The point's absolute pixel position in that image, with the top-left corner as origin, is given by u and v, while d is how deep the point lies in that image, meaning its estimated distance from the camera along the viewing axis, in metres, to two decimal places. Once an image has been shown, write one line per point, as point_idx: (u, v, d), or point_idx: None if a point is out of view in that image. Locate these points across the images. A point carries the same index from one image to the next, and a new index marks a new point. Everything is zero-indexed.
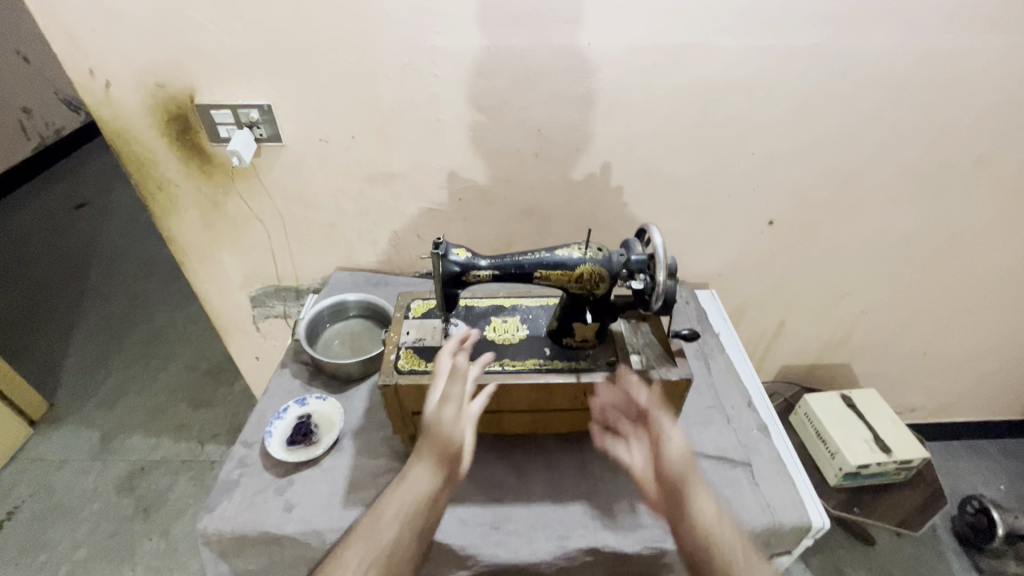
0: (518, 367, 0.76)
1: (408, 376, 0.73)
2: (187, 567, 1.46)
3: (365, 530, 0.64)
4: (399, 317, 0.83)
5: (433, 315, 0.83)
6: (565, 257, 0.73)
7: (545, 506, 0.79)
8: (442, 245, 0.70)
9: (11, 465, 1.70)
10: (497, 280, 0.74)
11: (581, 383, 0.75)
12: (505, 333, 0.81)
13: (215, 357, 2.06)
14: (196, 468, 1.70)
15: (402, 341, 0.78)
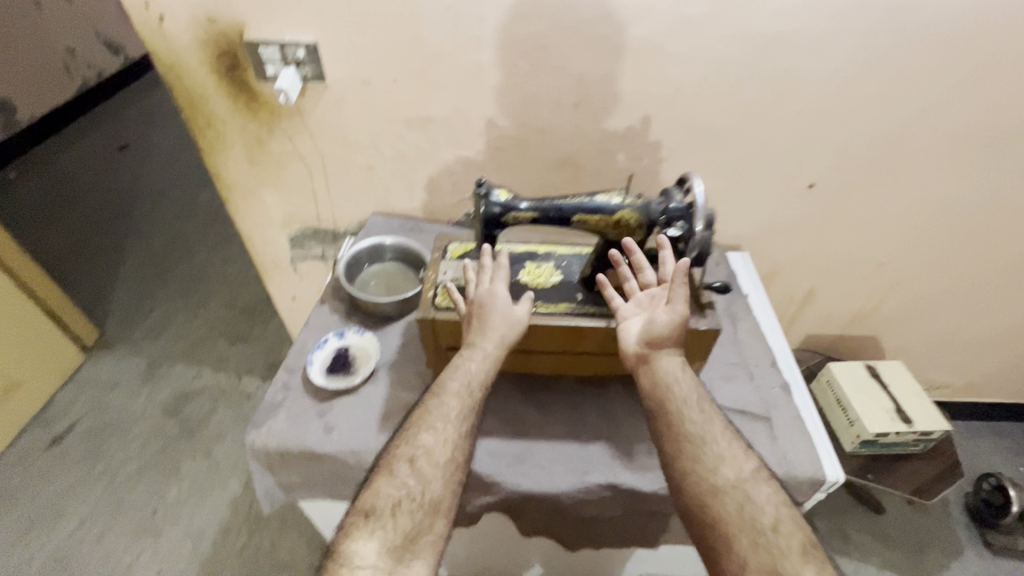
0: (551, 310, 0.78)
1: (444, 312, 0.77)
2: (227, 485, 1.58)
3: (439, 426, 0.69)
4: (436, 257, 0.85)
5: (470, 257, 0.85)
6: (604, 202, 0.74)
7: (567, 443, 0.83)
8: (483, 186, 0.73)
9: (68, 384, 1.83)
10: (536, 223, 0.76)
11: (611, 328, 0.77)
12: (540, 278, 0.83)
13: (251, 297, 2.15)
14: (235, 400, 1.80)
15: (440, 279, 0.82)
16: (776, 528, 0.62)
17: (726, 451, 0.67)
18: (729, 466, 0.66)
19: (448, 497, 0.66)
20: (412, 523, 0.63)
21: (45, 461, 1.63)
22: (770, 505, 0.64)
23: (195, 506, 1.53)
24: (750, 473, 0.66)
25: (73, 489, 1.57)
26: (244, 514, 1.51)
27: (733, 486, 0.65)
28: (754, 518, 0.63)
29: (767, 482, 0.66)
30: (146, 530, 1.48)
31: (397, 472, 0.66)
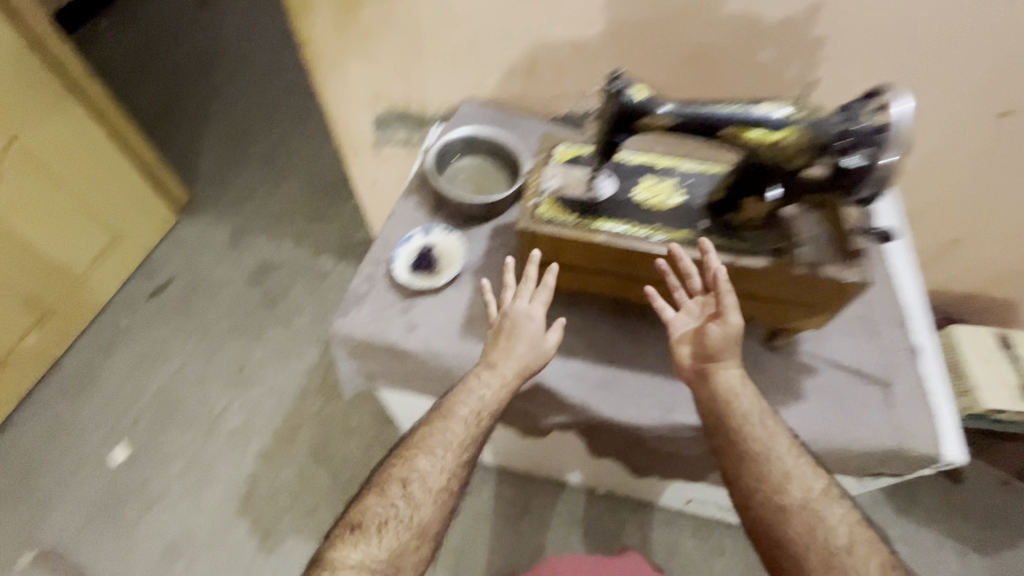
0: (668, 237, 0.68)
1: (548, 227, 0.68)
2: (305, 355, 1.70)
3: (440, 453, 0.72)
4: (541, 159, 0.75)
5: (580, 163, 0.74)
6: (767, 115, 0.60)
7: (656, 377, 0.79)
8: (617, 79, 0.60)
9: (164, 242, 1.95)
10: (672, 131, 0.63)
11: (737, 267, 0.66)
12: (658, 197, 0.71)
13: (329, 175, 2.14)
14: (312, 277, 1.87)
15: (543, 186, 0.72)
16: (850, 547, 0.65)
17: (798, 470, 0.69)
18: (801, 485, 0.68)
19: (436, 522, 0.71)
20: (397, 543, 0.68)
21: (149, 310, 1.80)
22: (842, 524, 0.67)
23: (278, 369, 1.67)
24: (820, 492, 0.68)
25: (174, 338, 1.74)
26: (320, 382, 1.64)
27: (804, 507, 0.67)
28: (828, 538, 0.66)
29: (837, 501, 0.68)
30: (237, 383, 1.64)
31: (389, 492, 0.71)
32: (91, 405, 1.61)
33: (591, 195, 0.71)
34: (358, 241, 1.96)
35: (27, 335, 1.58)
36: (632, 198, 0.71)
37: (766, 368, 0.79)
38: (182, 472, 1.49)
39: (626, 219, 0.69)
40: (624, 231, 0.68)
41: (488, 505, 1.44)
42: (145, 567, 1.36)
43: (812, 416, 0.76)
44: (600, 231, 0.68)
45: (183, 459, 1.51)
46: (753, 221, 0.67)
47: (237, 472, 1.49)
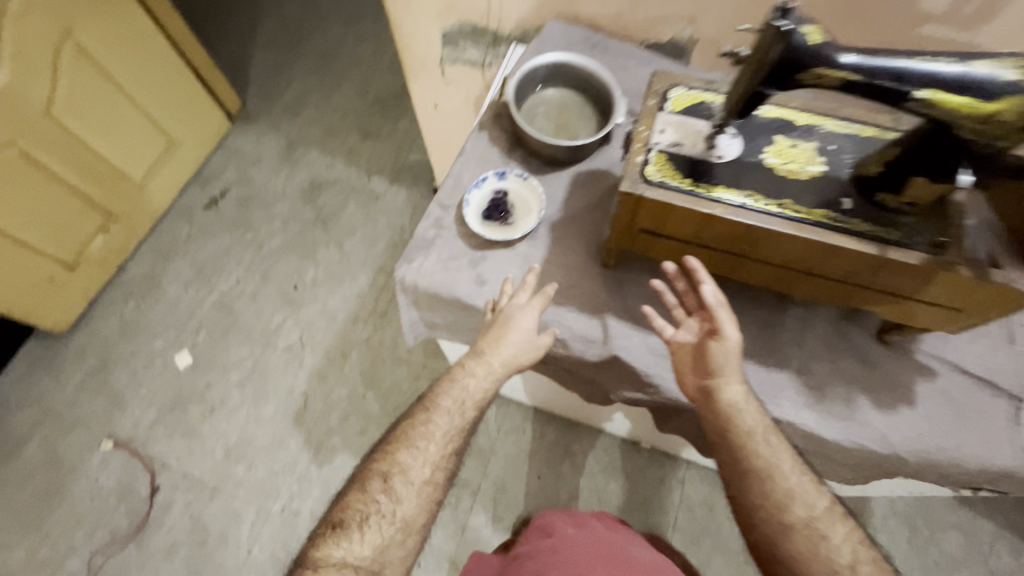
0: (803, 216, 0.56)
1: (658, 190, 0.58)
2: (357, 279, 1.68)
3: (424, 446, 0.74)
4: (651, 106, 0.63)
5: (699, 113, 0.62)
6: (984, 77, 0.49)
7: (746, 363, 0.72)
8: (788, 19, 0.48)
9: (218, 150, 1.92)
10: (847, 89, 0.52)
11: (882, 259, 0.55)
12: (793, 163, 0.60)
13: (383, 87, 2.02)
14: (364, 198, 1.82)
15: (653, 141, 0.61)
16: (854, 566, 0.62)
17: (799, 488, 0.65)
18: (804, 504, 0.65)
19: (421, 515, 0.72)
20: (381, 537, 0.69)
21: (206, 221, 1.80)
22: (846, 544, 0.63)
23: (330, 290, 1.67)
24: (822, 510, 0.65)
25: (230, 251, 1.75)
26: (371, 308, 1.64)
27: (806, 524, 0.64)
28: (831, 556, 0.62)
29: (840, 520, 0.65)
30: (291, 301, 1.66)
31: (372, 488, 0.71)
32: (156, 310, 1.67)
33: (710, 156, 0.60)
34: (412, 163, 1.87)
35: (95, 238, 1.61)
36: (760, 164, 0.59)
37: (876, 365, 0.71)
38: (242, 382, 1.56)
39: (750, 190, 0.58)
40: (749, 203, 0.57)
41: (531, 445, 1.46)
42: (211, 465, 1.46)
43: (925, 424, 0.68)
44: (717, 202, 0.57)
45: (242, 370, 1.57)
46: (913, 204, 0.58)
47: (292, 387, 1.54)
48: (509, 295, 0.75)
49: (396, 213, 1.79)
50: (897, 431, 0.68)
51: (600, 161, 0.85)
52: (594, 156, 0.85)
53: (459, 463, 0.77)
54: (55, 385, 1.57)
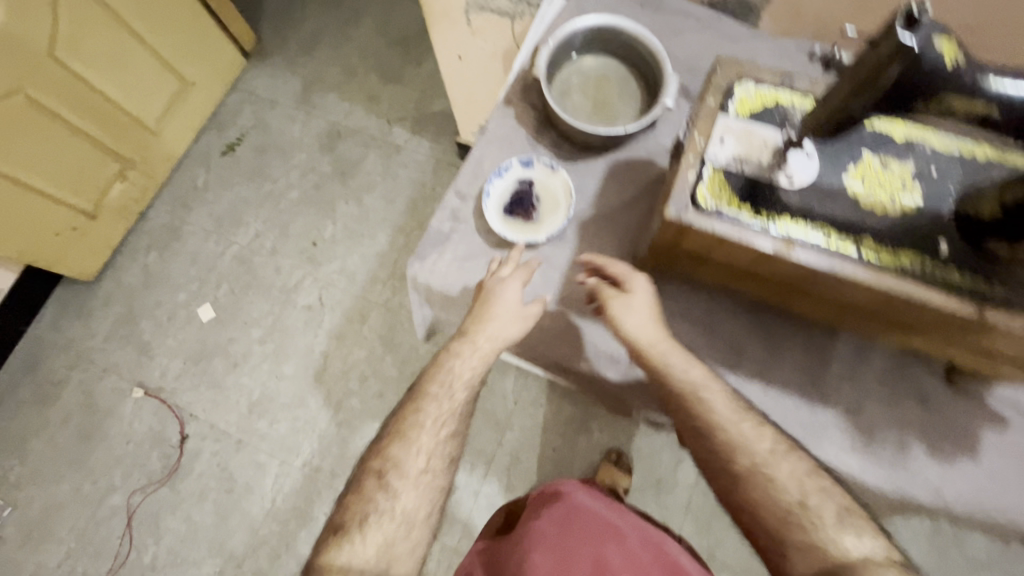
0: (881, 262, 0.50)
1: (706, 218, 0.51)
2: (376, 238, 1.63)
3: (416, 437, 0.71)
4: (712, 107, 0.54)
5: (769, 117, 0.53)
6: None
7: (787, 396, 0.65)
8: (922, 29, 0.40)
9: (234, 91, 1.82)
10: (972, 116, 0.46)
11: (972, 318, 0.49)
12: (882, 192, 0.52)
13: (406, 23, 1.85)
14: (384, 149, 1.72)
15: (710, 153, 0.53)
16: (803, 502, 0.59)
17: (742, 432, 0.61)
18: (744, 449, 0.61)
19: (422, 506, 0.71)
20: (383, 536, 0.68)
21: (224, 168, 1.74)
22: (792, 480, 0.60)
23: (349, 248, 1.63)
24: (765, 451, 0.60)
25: (249, 202, 1.70)
26: (390, 269, 1.60)
27: (750, 472, 0.60)
28: (777, 499, 0.59)
29: (786, 458, 0.60)
30: (309, 258, 1.63)
31: (369, 487, 0.71)
32: (178, 261, 1.66)
33: (777, 176, 0.52)
34: (436, 111, 1.74)
35: (114, 185, 1.58)
36: (838, 193, 0.52)
37: (937, 409, 0.63)
38: (263, 338, 1.56)
39: (824, 224, 0.51)
40: (821, 244, 0.51)
41: (547, 418, 1.44)
42: (236, 418, 1.50)
43: (987, 481, 0.60)
44: (783, 237, 0.51)
45: (263, 326, 1.57)
46: None
47: (312, 346, 1.55)
48: (492, 270, 0.69)
49: (417, 168, 1.69)
50: (952, 485, 0.61)
51: (640, 150, 0.74)
52: (634, 144, 0.74)
53: (457, 444, 0.74)
54: (87, 331, 1.60)
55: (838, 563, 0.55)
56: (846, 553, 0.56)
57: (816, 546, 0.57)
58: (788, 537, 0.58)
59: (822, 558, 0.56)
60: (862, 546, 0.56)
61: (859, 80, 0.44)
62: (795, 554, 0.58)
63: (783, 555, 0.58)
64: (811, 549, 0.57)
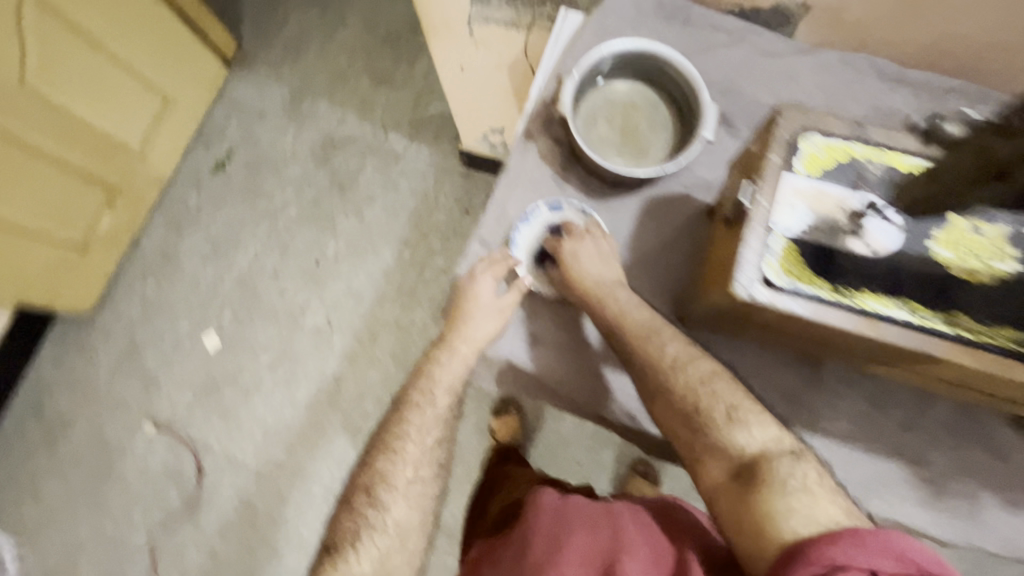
0: (974, 339, 0.50)
1: (781, 300, 0.51)
2: (380, 253, 1.57)
3: (401, 450, 0.72)
4: (775, 164, 0.53)
5: (842, 178, 0.53)
6: None
7: (848, 450, 0.62)
8: None
9: (218, 103, 1.73)
10: None
11: None
12: (969, 256, 0.51)
13: (394, 19, 1.74)
14: (382, 157, 1.64)
15: (778, 221, 0.52)
16: (700, 403, 0.59)
17: (651, 350, 0.62)
18: (651, 365, 0.61)
19: (414, 515, 0.73)
20: (379, 548, 0.70)
21: (216, 187, 1.67)
22: (690, 386, 0.60)
23: (354, 265, 1.57)
24: (666, 363, 0.61)
25: (245, 222, 1.63)
26: (398, 286, 1.54)
27: (658, 384, 0.61)
28: (681, 403, 0.60)
29: (685, 365, 0.61)
30: (313, 278, 1.57)
31: (360, 505, 0.72)
32: (176, 288, 1.60)
33: (853, 241, 0.52)
34: (433, 115, 1.66)
35: (103, 214, 1.51)
36: (925, 262, 0.51)
37: (1009, 458, 0.60)
38: (273, 364, 1.52)
39: (909, 297, 0.51)
40: (910, 319, 0.51)
41: (570, 431, 1.42)
42: (252, 448, 1.47)
43: None
44: (872, 317, 0.51)
45: (272, 351, 1.53)
46: None
47: (324, 370, 1.51)
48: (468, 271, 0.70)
49: (418, 176, 1.62)
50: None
51: (675, 186, 0.69)
52: (669, 179, 0.69)
53: (445, 453, 0.75)
54: (89, 367, 1.56)
55: (739, 460, 0.56)
56: (742, 449, 0.57)
57: (721, 448, 0.57)
58: (694, 439, 0.59)
59: (730, 459, 0.57)
60: (755, 442, 0.57)
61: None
62: (703, 456, 0.58)
63: (694, 457, 0.59)
64: (716, 449, 0.58)
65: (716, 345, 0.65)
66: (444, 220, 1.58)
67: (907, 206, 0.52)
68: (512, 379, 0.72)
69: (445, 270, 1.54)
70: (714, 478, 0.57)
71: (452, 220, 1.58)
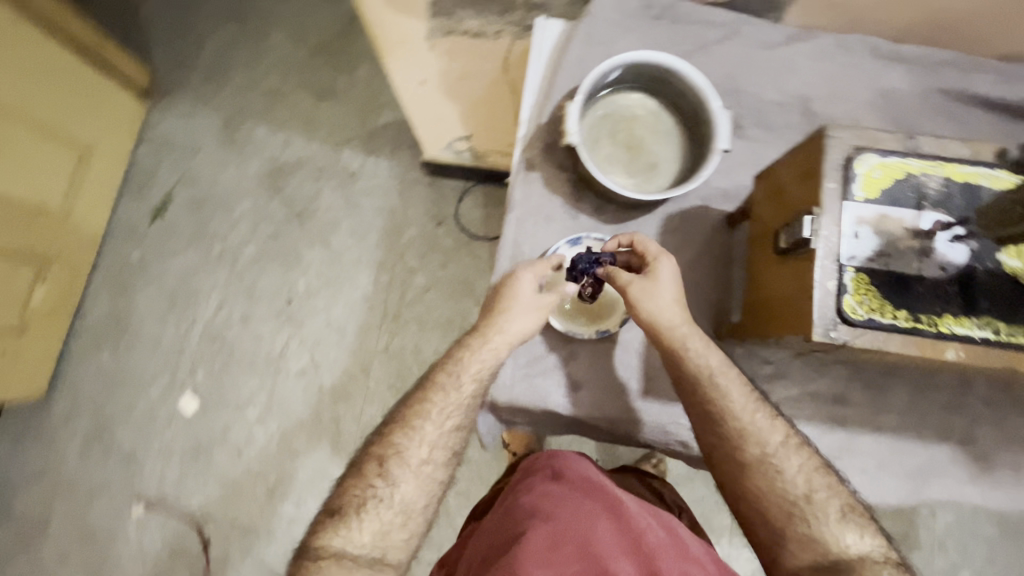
0: None
1: (865, 336, 0.49)
2: (357, 281, 1.48)
3: (419, 427, 0.67)
4: (833, 189, 0.51)
5: (899, 195, 0.51)
6: None
7: (903, 442, 0.67)
8: None
9: (143, 143, 1.56)
10: None
11: None
12: None
13: (323, 25, 1.61)
14: (338, 178, 1.53)
15: (846, 254, 0.50)
16: (810, 495, 0.60)
17: (754, 422, 0.63)
18: (756, 439, 0.62)
19: (422, 496, 0.66)
20: (380, 523, 0.64)
21: (160, 236, 1.52)
22: (801, 475, 0.61)
23: (330, 297, 1.48)
24: (777, 443, 0.62)
25: (200, 269, 1.50)
26: (382, 312, 1.47)
27: (761, 462, 0.62)
28: (786, 491, 0.61)
29: (797, 451, 0.62)
30: (289, 319, 1.47)
31: (368, 474, 0.66)
32: (137, 353, 1.47)
33: (924, 264, 0.50)
34: (386, 125, 1.55)
35: (34, 289, 1.34)
36: (994, 275, 0.50)
37: None
38: (262, 417, 1.43)
39: (990, 316, 0.49)
40: (991, 337, 0.49)
41: None
42: (258, 508, 1.38)
43: None
44: (951, 341, 0.49)
45: (258, 404, 1.43)
46: None
47: (319, 413, 1.42)
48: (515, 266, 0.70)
49: (381, 193, 1.52)
50: None
51: (691, 199, 0.73)
52: (687, 195, 0.73)
53: (462, 441, 0.68)
54: (55, 456, 1.42)
55: (836, 557, 0.58)
56: (846, 549, 0.58)
57: (817, 540, 0.59)
58: (790, 527, 0.60)
59: (822, 552, 0.58)
60: (862, 545, 0.59)
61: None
62: (793, 544, 0.60)
63: (779, 546, 0.60)
64: (812, 542, 0.59)
65: (760, 352, 0.70)
66: (418, 235, 1.50)
67: (989, 227, 0.50)
68: (554, 421, 0.73)
69: (429, 288, 1.48)
70: (798, 564, 0.59)
71: (426, 233, 1.50)
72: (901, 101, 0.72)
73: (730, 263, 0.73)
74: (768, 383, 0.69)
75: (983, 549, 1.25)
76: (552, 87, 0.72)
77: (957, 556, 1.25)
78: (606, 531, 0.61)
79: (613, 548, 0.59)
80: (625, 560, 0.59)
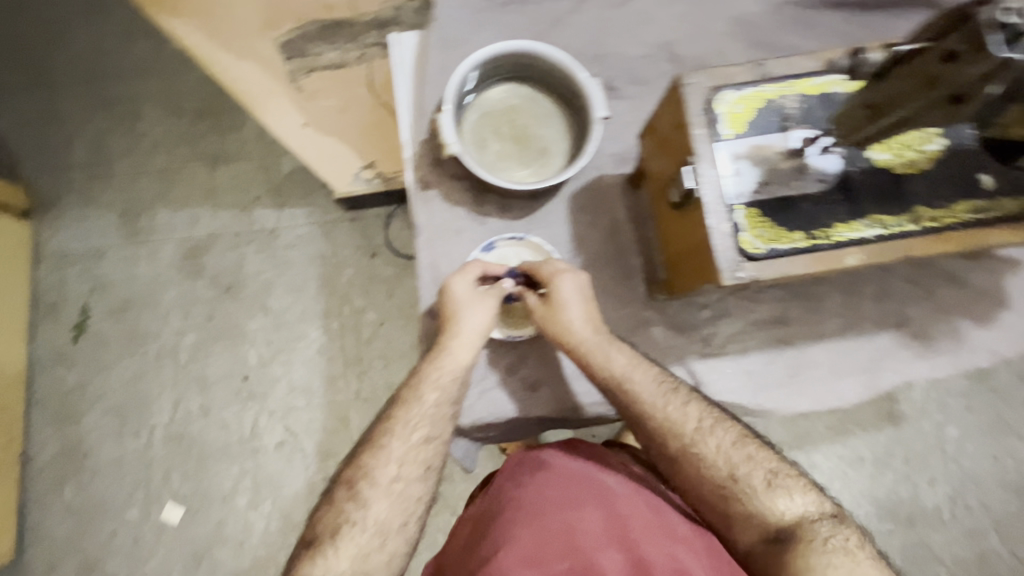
0: (941, 224, 0.51)
1: (773, 270, 0.51)
2: (307, 336, 1.44)
3: (387, 444, 0.64)
4: (703, 134, 0.52)
5: (766, 123, 0.53)
6: None
7: (846, 341, 0.70)
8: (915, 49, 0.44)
9: (41, 264, 1.46)
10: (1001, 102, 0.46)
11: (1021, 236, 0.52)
12: (907, 152, 0.53)
13: (195, 89, 1.53)
14: (258, 239, 1.47)
15: (731, 195, 0.52)
16: (734, 474, 0.61)
17: (670, 414, 0.64)
18: (674, 432, 0.63)
19: (399, 514, 0.62)
20: (358, 547, 0.60)
21: (89, 353, 1.43)
22: (720, 455, 0.62)
23: (285, 362, 1.43)
24: (692, 431, 0.63)
25: (144, 374, 1.42)
26: (342, 360, 1.43)
27: (684, 452, 0.63)
28: (713, 476, 0.62)
29: (712, 432, 0.63)
30: (250, 395, 1.41)
31: (339, 499, 0.62)
32: (102, 479, 1.38)
33: (807, 184, 0.52)
34: (290, 172, 1.50)
35: None
36: (868, 173, 0.53)
37: (966, 281, 0.70)
38: (253, 502, 1.37)
39: (877, 214, 0.52)
40: (882, 233, 0.51)
41: None
42: None
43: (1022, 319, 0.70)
44: (848, 248, 0.51)
45: (246, 489, 1.38)
46: None
47: (308, 479, 1.37)
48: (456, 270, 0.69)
49: (306, 242, 1.47)
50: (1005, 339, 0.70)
51: (591, 171, 0.74)
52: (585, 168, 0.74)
53: (436, 454, 0.64)
54: None
55: (776, 528, 0.58)
56: (782, 516, 0.59)
57: (755, 516, 0.59)
58: (729, 509, 0.61)
59: (765, 524, 0.59)
60: (795, 506, 0.59)
61: (928, 76, 0.43)
62: (737, 524, 0.60)
63: (729, 526, 0.61)
64: (753, 517, 0.60)
65: (696, 298, 0.71)
66: (357, 272, 1.46)
67: (848, 136, 0.51)
68: (523, 424, 0.73)
69: (382, 321, 1.44)
70: (750, 541, 0.60)
71: (363, 268, 1.46)
72: (759, 22, 0.74)
73: (643, 223, 0.73)
74: (712, 325, 0.71)
75: (962, 402, 1.32)
76: (423, 101, 0.73)
77: (940, 415, 1.32)
78: (593, 510, 0.62)
79: (600, 538, 0.60)
80: (614, 548, 0.59)
